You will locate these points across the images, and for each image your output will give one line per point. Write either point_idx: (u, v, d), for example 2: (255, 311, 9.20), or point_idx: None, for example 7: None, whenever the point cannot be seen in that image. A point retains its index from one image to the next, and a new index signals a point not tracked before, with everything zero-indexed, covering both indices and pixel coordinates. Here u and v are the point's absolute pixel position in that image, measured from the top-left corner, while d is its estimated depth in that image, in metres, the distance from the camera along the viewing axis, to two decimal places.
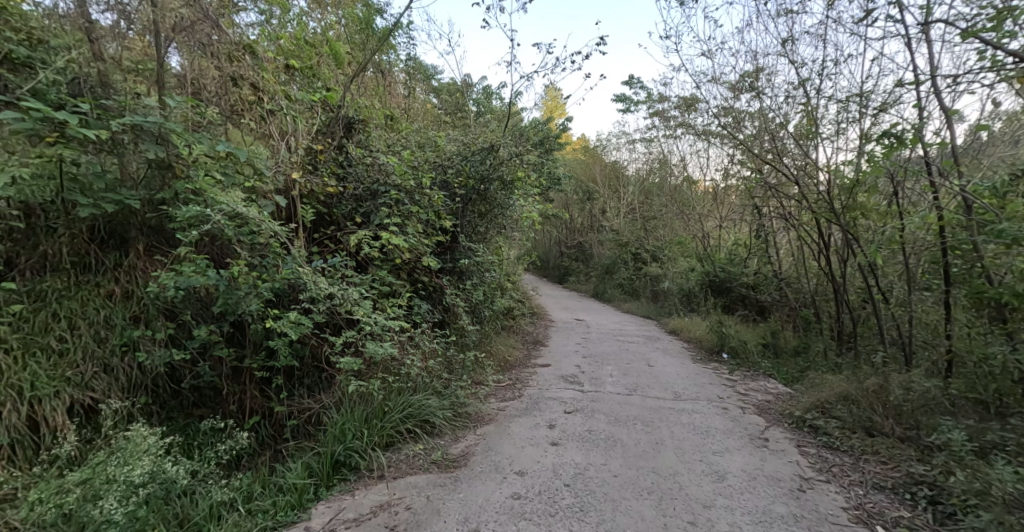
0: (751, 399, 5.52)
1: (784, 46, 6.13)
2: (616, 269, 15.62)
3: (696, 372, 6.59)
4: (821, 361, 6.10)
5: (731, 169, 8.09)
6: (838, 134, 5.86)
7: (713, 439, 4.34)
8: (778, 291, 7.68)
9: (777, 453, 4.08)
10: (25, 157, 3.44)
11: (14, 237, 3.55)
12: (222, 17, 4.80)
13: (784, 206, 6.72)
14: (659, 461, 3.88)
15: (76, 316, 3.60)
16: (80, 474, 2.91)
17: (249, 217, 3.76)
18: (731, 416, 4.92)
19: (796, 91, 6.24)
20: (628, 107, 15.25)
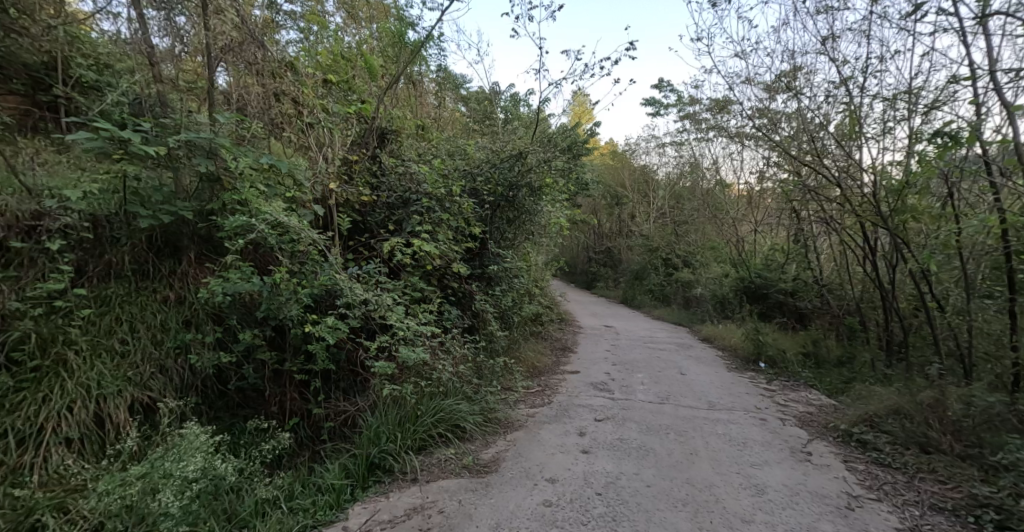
0: (790, 410, 5.39)
1: (825, 44, 6.03)
2: (646, 275, 15.45)
3: (731, 382, 6.47)
4: (868, 372, 5.92)
5: (766, 172, 7.94)
6: (884, 134, 5.71)
7: (750, 451, 4.27)
8: (819, 298, 7.47)
9: (821, 469, 3.98)
10: (95, 174, 3.92)
11: (84, 247, 3.86)
12: (266, 37, 5.12)
13: (825, 210, 6.55)
14: (693, 473, 3.84)
15: (137, 320, 3.85)
16: (140, 470, 3.10)
17: (290, 226, 3.93)
18: (769, 428, 4.83)
19: (838, 90, 6.12)
20: (657, 110, 15.13)
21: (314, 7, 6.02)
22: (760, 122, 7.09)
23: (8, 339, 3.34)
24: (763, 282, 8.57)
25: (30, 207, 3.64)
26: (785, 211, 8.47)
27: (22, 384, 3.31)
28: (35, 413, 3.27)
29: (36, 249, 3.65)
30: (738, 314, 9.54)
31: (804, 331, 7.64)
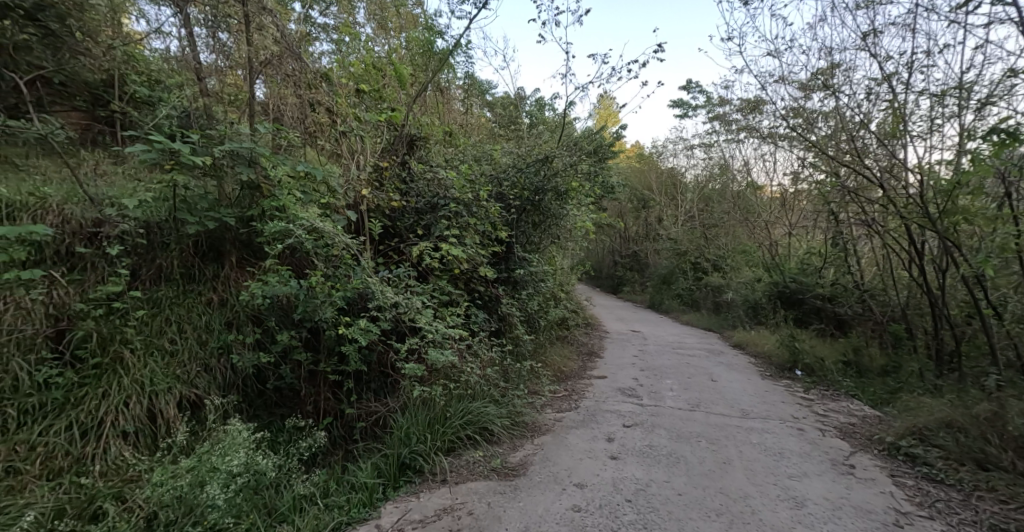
0: (830, 421, 5.26)
1: (865, 40, 5.90)
2: (674, 279, 15.23)
3: (765, 389, 6.34)
4: (916, 382, 5.70)
5: (802, 173, 7.77)
6: (931, 132, 5.54)
7: (787, 462, 4.19)
8: (860, 303, 7.22)
9: (865, 483, 3.88)
10: (150, 184, 4.26)
11: (139, 252, 4.09)
12: (303, 50, 5.34)
13: (866, 212, 6.35)
14: (727, 482, 3.80)
15: (184, 321, 4.05)
16: (189, 463, 3.26)
17: (325, 231, 4.08)
18: (807, 438, 4.73)
19: (880, 88, 5.98)
20: (684, 111, 14.98)
21: (346, 19, 6.20)
22: (795, 121, 7.05)
23: (73, 338, 3.63)
24: (798, 287, 8.30)
25: (91, 215, 3.96)
26: (823, 214, 8.22)
27: (85, 380, 3.56)
28: (96, 407, 3.50)
29: (95, 254, 3.92)
30: (772, 320, 9.32)
31: (844, 338, 7.39)
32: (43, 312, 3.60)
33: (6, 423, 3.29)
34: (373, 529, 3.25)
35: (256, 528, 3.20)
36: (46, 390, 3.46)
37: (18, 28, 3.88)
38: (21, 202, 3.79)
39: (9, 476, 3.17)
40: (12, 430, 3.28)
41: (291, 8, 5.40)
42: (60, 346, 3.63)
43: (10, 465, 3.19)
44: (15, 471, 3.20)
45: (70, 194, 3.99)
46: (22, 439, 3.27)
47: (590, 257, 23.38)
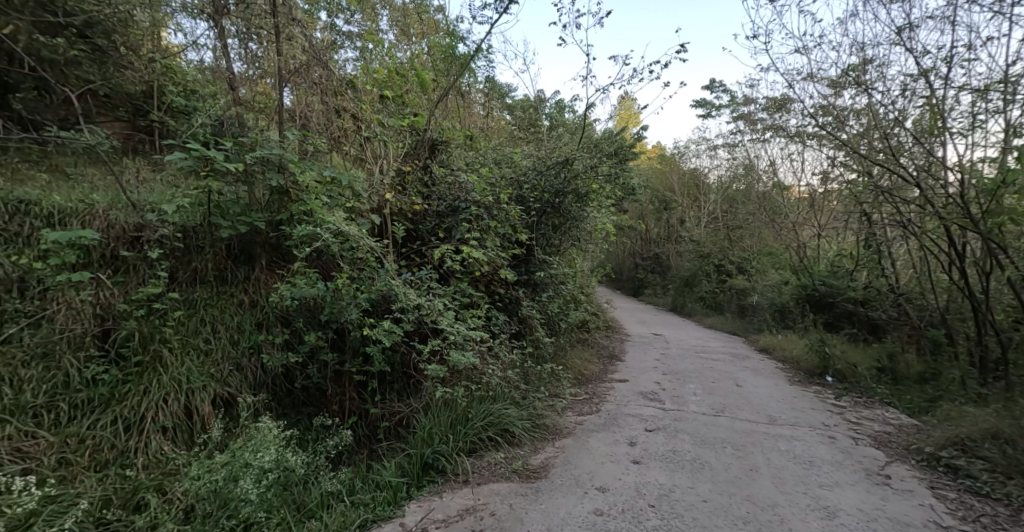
0: (865, 429, 5.15)
1: (900, 34, 5.78)
2: (697, 282, 15.03)
3: (792, 396, 6.23)
4: (957, 390, 5.52)
5: (833, 172, 7.62)
6: (973, 128, 5.40)
7: (817, 470, 4.12)
8: (895, 307, 7.00)
9: (901, 494, 3.79)
10: (188, 190, 4.42)
11: (176, 255, 4.31)
12: (329, 57, 5.49)
13: (901, 212, 6.20)
14: (753, 490, 3.76)
15: (218, 322, 4.22)
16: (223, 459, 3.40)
17: (350, 234, 4.19)
18: (838, 446, 4.65)
19: (916, 83, 5.85)
20: (708, 111, 14.82)
21: (370, 26, 6.32)
22: (825, 120, 6.98)
23: (117, 336, 3.87)
24: (828, 290, 8.13)
25: (134, 220, 4.20)
26: (854, 214, 8.00)
27: (128, 377, 3.78)
28: (138, 403, 3.70)
29: (138, 258, 4.15)
30: (800, 324, 9.12)
31: (879, 343, 7.19)
32: (91, 313, 3.85)
33: (58, 416, 3.53)
34: (397, 527, 3.31)
35: (286, 523, 3.30)
36: (93, 387, 3.70)
37: (69, 44, 4.38)
38: (72, 209, 4.08)
39: (61, 467, 3.38)
40: (63, 423, 3.52)
41: (317, 17, 5.56)
42: (106, 344, 3.88)
43: (63, 456, 3.41)
44: (67, 462, 3.41)
45: (115, 201, 4.27)
46: (72, 432, 3.49)
47: (610, 259, 23.20)
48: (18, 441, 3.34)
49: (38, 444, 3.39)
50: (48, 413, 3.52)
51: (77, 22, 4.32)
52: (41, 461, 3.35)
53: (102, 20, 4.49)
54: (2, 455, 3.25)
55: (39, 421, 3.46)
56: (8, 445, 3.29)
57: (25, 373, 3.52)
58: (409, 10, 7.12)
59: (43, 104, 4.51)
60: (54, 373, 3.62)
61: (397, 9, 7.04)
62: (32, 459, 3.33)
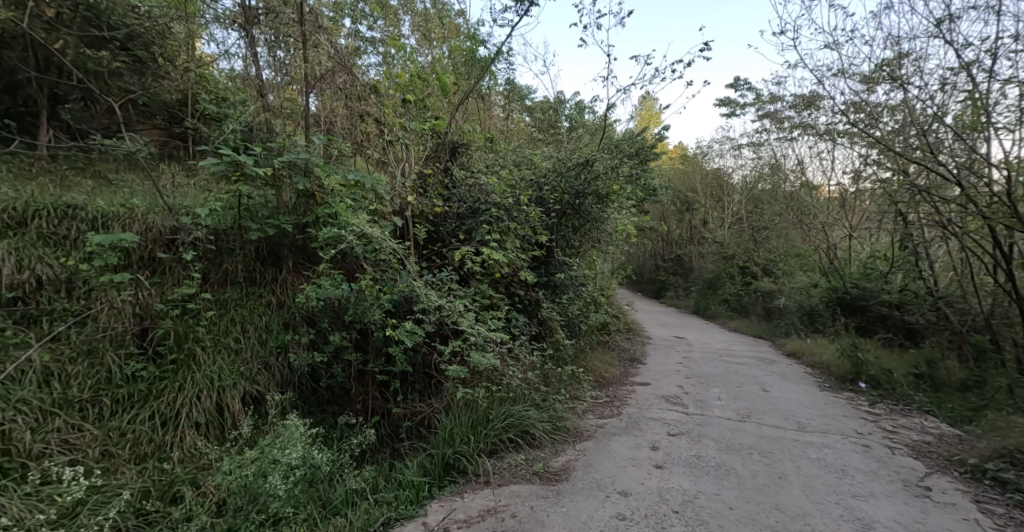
0: (902, 439, 5.02)
1: (939, 27, 5.64)
2: (720, 285, 14.81)
3: (823, 402, 6.10)
4: (1003, 398, 5.31)
5: (866, 170, 7.49)
6: (1020, 123, 5.22)
7: (850, 480, 4.03)
8: (934, 311, 6.77)
9: (943, 508, 3.68)
10: (220, 195, 4.64)
11: (208, 257, 4.49)
12: (354, 63, 5.61)
13: (939, 211, 6.05)
14: (782, 498, 3.71)
15: (248, 322, 4.38)
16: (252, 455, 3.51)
17: (373, 236, 4.28)
18: (873, 456, 4.54)
19: (957, 77, 5.69)
20: (731, 110, 14.64)
21: (393, 32, 6.44)
22: (857, 117, 6.93)
23: (154, 335, 4.05)
24: (860, 293, 7.88)
25: (169, 224, 4.42)
26: (887, 214, 7.76)
27: (165, 374, 3.94)
28: (174, 399, 3.86)
29: (173, 260, 4.35)
30: (830, 328, 8.69)
31: (916, 348, 6.96)
32: (131, 312, 4.05)
33: (102, 410, 3.69)
34: (420, 527, 3.35)
35: (313, 520, 3.39)
36: (133, 383, 3.86)
37: (114, 57, 4.88)
38: (115, 213, 4.32)
39: (104, 458, 3.55)
40: (107, 418, 3.68)
41: (341, 24, 5.68)
42: (144, 342, 4.06)
43: (106, 448, 3.58)
44: (109, 454, 3.58)
45: (153, 205, 4.52)
46: (114, 425, 3.66)
47: (630, 261, 22.99)
48: (65, 433, 3.51)
49: (84, 436, 3.56)
50: (92, 407, 3.68)
51: (120, 35, 4.78)
52: (86, 453, 3.51)
53: (142, 33, 4.94)
54: (52, 446, 3.42)
55: (84, 415, 3.63)
56: (57, 436, 3.46)
57: (72, 369, 3.71)
58: (430, 15, 7.23)
59: (88, 113, 5.29)
60: (98, 369, 3.80)
61: (418, 14, 7.16)
62: (78, 450, 3.50)
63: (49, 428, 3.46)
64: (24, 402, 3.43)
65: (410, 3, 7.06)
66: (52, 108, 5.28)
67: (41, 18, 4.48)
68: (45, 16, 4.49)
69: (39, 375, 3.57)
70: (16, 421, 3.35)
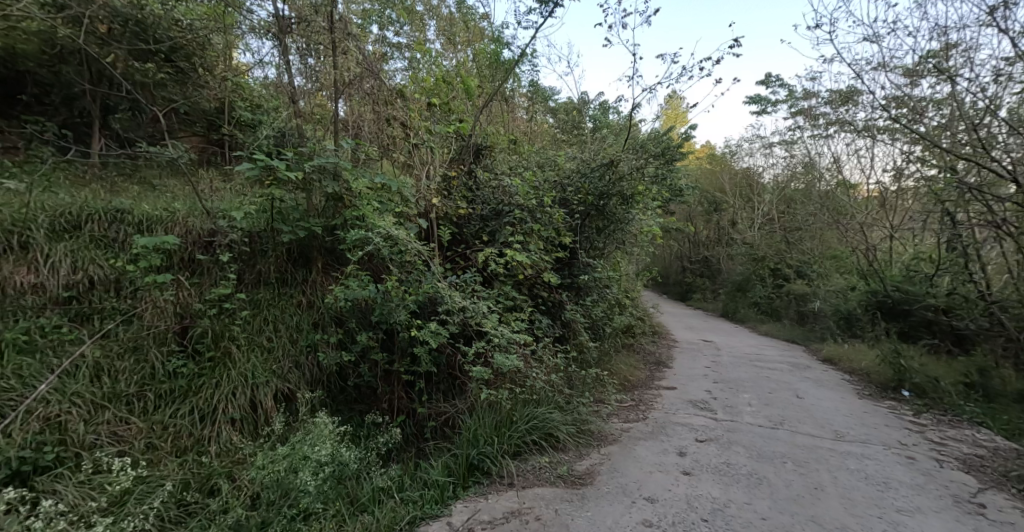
0: (951, 452, 4.76)
1: (993, 15, 5.35)
2: (750, 287, 14.40)
3: (863, 411, 5.85)
4: None
5: (910, 167, 7.17)
6: None
7: (894, 494, 3.85)
8: (987, 317, 6.21)
9: (998, 526, 3.48)
10: (254, 198, 4.82)
11: (243, 258, 4.67)
12: (380, 68, 5.73)
13: (993, 210, 5.73)
14: (819, 510, 3.58)
15: (280, 321, 4.53)
16: (284, 452, 3.63)
17: (399, 238, 4.35)
18: (918, 468, 4.33)
19: (1012, 68, 5.38)
20: (763, 108, 14.25)
21: (418, 36, 6.55)
22: (899, 112, 6.67)
23: (194, 333, 4.23)
24: (903, 296, 7.37)
25: (207, 227, 4.63)
26: (934, 214, 7.37)
27: (203, 371, 4.11)
28: (211, 395, 4.02)
29: (211, 261, 4.55)
30: (869, 333, 8.01)
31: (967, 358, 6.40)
32: (172, 311, 4.25)
33: (146, 404, 3.88)
34: (445, 526, 3.38)
35: (342, 516, 3.48)
36: (174, 379, 4.04)
37: (158, 68, 5.18)
38: (158, 216, 4.55)
39: (148, 451, 3.72)
40: (151, 411, 3.86)
41: (369, 31, 5.81)
42: (184, 340, 4.24)
43: (150, 441, 3.76)
44: (153, 446, 3.75)
45: (192, 209, 4.74)
46: (157, 419, 3.83)
47: (656, 262, 22.60)
48: (114, 425, 3.70)
49: (130, 429, 3.74)
50: (138, 401, 3.87)
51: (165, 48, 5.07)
52: (132, 444, 3.69)
53: (184, 45, 5.21)
54: (102, 437, 3.62)
55: (131, 408, 3.82)
56: (106, 428, 3.66)
57: (119, 365, 3.90)
58: (456, 19, 7.30)
59: (135, 122, 5.61)
60: (143, 365, 3.99)
61: (444, 19, 7.24)
62: (125, 442, 3.68)
63: (99, 421, 3.66)
64: (77, 395, 3.64)
65: (436, 9, 7.16)
66: (104, 118, 5.57)
67: (95, 34, 4.70)
68: (98, 31, 4.72)
69: (91, 370, 3.77)
70: (71, 412, 3.56)
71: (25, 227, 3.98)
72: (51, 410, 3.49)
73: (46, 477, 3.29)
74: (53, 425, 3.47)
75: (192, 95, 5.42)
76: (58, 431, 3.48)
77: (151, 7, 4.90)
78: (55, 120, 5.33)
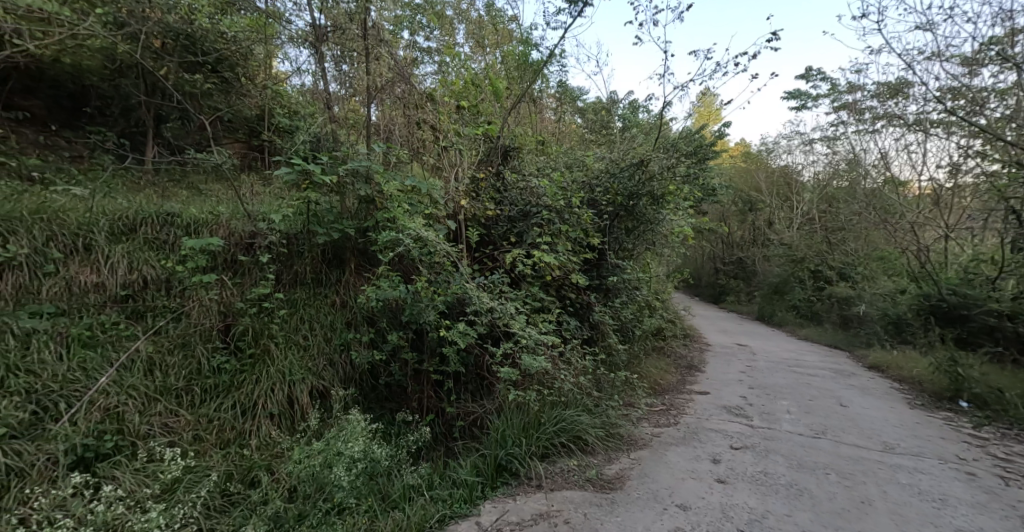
0: (1016, 468, 4.43)
1: None
2: (787, 289, 13.85)
3: (915, 422, 5.51)
4: None
5: (970, 162, 6.72)
6: None
7: (952, 511, 3.61)
8: None
9: None
10: (292, 201, 5.01)
11: (281, 259, 4.86)
12: (411, 74, 5.85)
13: None
14: (866, 525, 3.40)
15: (315, 320, 4.68)
16: (319, 447, 3.74)
17: (429, 239, 4.42)
18: (978, 485, 4.05)
19: None
20: (803, 103, 13.69)
21: (447, 40, 6.65)
22: (956, 104, 6.26)
23: (236, 331, 4.43)
24: (960, 300, 6.86)
25: (249, 229, 4.85)
26: (997, 212, 6.87)
27: (244, 367, 4.30)
28: (253, 390, 4.20)
29: (252, 262, 4.75)
30: (922, 340, 7.64)
31: None
32: (217, 310, 4.46)
33: (194, 398, 4.08)
34: (473, 526, 3.40)
35: (374, 512, 3.56)
36: (218, 374, 4.23)
37: (206, 79, 5.47)
38: (204, 219, 4.78)
39: (195, 442, 3.91)
40: (197, 405, 4.06)
41: (400, 37, 5.92)
42: (227, 337, 4.44)
43: (197, 432, 3.94)
44: (200, 438, 3.94)
45: (235, 212, 4.96)
46: (204, 412, 4.02)
47: (687, 264, 22.05)
48: (165, 417, 3.90)
49: (179, 421, 3.93)
50: (186, 394, 4.08)
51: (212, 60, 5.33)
52: (181, 435, 3.88)
53: (229, 56, 5.46)
54: (154, 428, 3.82)
55: (180, 401, 4.03)
56: (158, 420, 3.86)
57: (170, 360, 4.12)
58: (484, 22, 7.36)
59: (184, 131, 5.94)
60: (191, 361, 4.20)
61: (472, 22, 7.31)
62: (175, 433, 3.87)
63: (152, 412, 3.87)
64: (133, 387, 3.86)
65: (465, 12, 7.23)
66: (156, 127, 5.92)
67: (150, 49, 4.98)
68: (153, 46, 5.00)
69: (144, 365, 4.00)
70: (127, 403, 3.79)
71: (87, 230, 4.26)
72: (110, 400, 3.73)
73: (106, 464, 3.50)
74: (112, 415, 3.70)
75: (236, 103, 5.69)
76: (116, 421, 3.71)
77: (200, 22, 5.14)
78: (115, 130, 5.72)
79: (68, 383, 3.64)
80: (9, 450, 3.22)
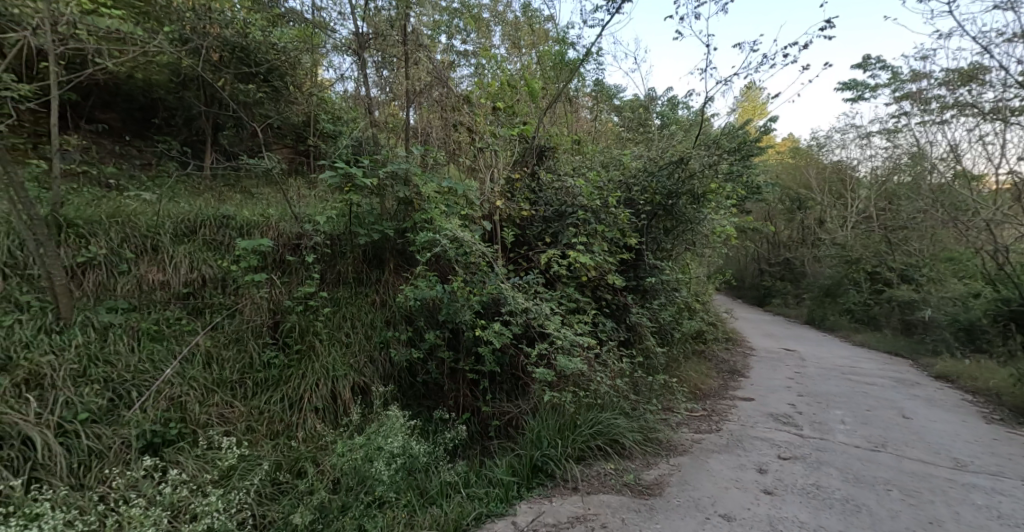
0: None
1: None
2: (841, 292, 13.06)
3: (991, 438, 5.05)
4: None
5: None
6: None
7: None
8: None
9: None
10: (336, 204, 5.21)
11: (325, 259, 5.06)
12: (449, 77, 5.92)
13: None
14: None
15: (357, 319, 4.84)
16: (360, 441, 3.85)
17: (465, 240, 4.47)
18: None
19: None
20: (859, 94, 12.87)
21: (483, 43, 6.70)
22: None
23: (284, 328, 4.65)
24: None
25: (295, 230, 5.08)
26: None
27: (292, 362, 4.50)
28: (299, 385, 4.40)
29: (298, 262, 4.99)
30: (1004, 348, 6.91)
31: None
32: (267, 308, 4.71)
33: (247, 390, 4.30)
34: (509, 525, 3.41)
35: (411, 506, 3.63)
36: (268, 369, 4.46)
37: (259, 88, 5.76)
38: (255, 221, 5.05)
39: (248, 432, 4.11)
40: (250, 397, 4.28)
41: (437, 41, 5.99)
42: (276, 334, 4.67)
43: (250, 423, 4.14)
44: (252, 429, 4.14)
45: (284, 214, 5.22)
46: (255, 404, 4.24)
47: (728, 265, 21.20)
48: (221, 407, 4.13)
49: (234, 411, 4.15)
50: (240, 387, 4.31)
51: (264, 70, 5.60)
52: (236, 425, 4.09)
53: (279, 67, 5.70)
54: (213, 417, 4.04)
55: (234, 393, 4.26)
56: (216, 410, 4.09)
57: (225, 354, 4.37)
58: (520, 23, 7.35)
59: (239, 138, 6.29)
60: (244, 355, 4.44)
61: (509, 24, 7.29)
62: (230, 423, 4.09)
63: (210, 402, 4.10)
64: (194, 379, 4.11)
65: (501, 14, 7.21)
66: (215, 135, 6.30)
67: (210, 62, 5.36)
68: (211, 59, 5.38)
69: (204, 358, 4.26)
70: (189, 394, 4.04)
71: (155, 232, 4.59)
72: (174, 390, 3.99)
73: (171, 449, 3.75)
74: (176, 404, 3.96)
75: (286, 110, 5.98)
76: (180, 410, 3.96)
77: (253, 35, 5.44)
78: (179, 138, 6.15)
79: (138, 374, 3.93)
80: (91, 433, 3.53)
